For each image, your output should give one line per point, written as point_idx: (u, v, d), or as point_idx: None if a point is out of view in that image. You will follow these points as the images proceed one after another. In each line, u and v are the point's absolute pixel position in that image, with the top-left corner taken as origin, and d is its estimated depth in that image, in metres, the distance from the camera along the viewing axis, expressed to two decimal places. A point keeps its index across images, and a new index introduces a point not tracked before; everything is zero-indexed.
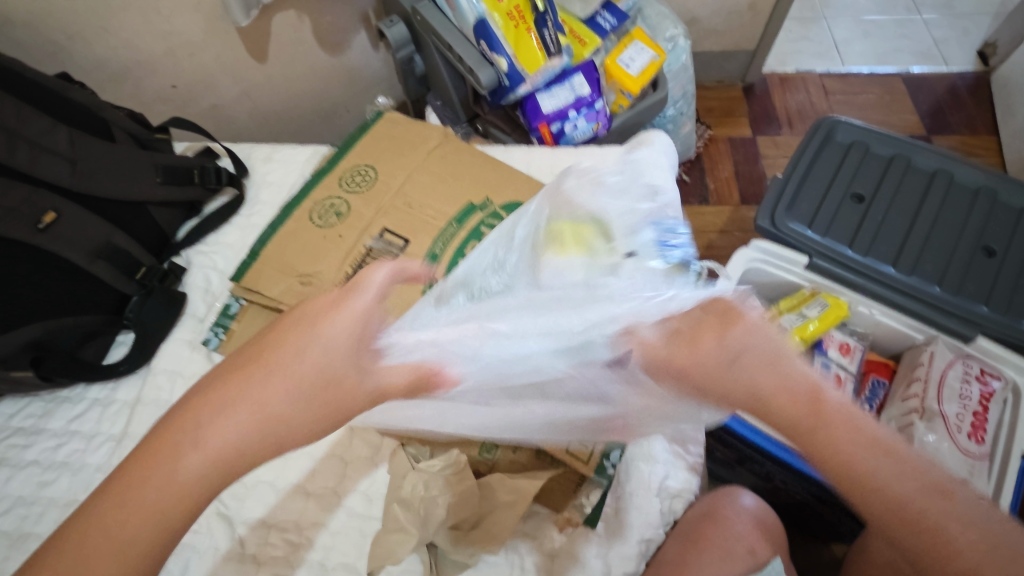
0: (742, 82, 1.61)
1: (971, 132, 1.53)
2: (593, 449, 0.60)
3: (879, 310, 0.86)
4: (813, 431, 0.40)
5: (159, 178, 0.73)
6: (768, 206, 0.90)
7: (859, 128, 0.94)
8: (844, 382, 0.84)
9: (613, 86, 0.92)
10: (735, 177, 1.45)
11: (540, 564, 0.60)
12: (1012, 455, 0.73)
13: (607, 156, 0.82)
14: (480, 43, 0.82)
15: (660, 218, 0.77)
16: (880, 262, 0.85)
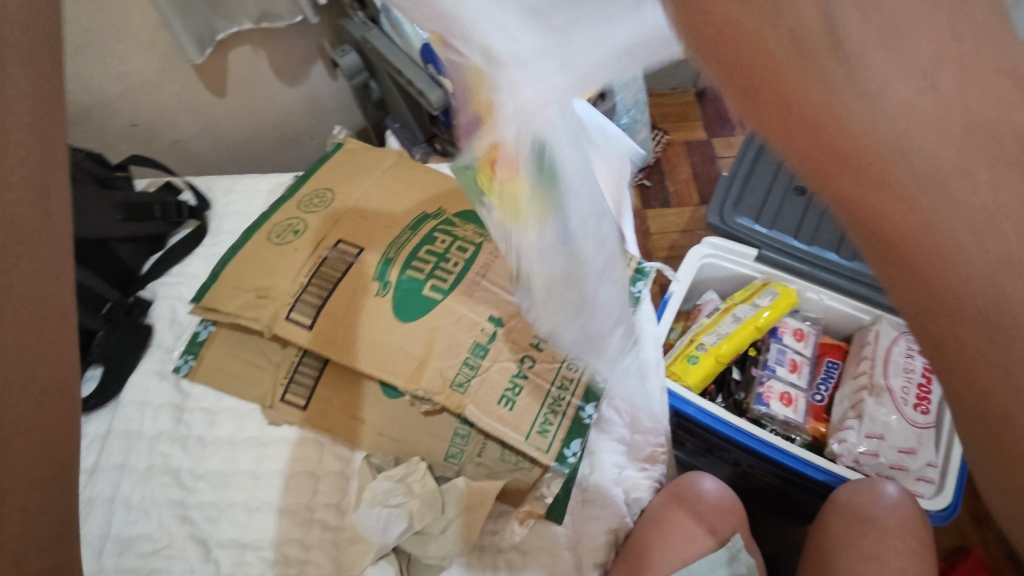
0: (695, 87, 1.68)
1: None
2: (553, 438, 0.62)
3: (828, 295, 0.90)
4: (856, 138, 0.20)
5: (120, 215, 0.75)
6: (717, 204, 0.95)
7: None
8: (800, 366, 0.88)
9: None
10: (693, 178, 1.52)
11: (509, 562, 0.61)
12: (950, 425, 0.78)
13: None
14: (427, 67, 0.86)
15: None
16: (825, 249, 0.89)
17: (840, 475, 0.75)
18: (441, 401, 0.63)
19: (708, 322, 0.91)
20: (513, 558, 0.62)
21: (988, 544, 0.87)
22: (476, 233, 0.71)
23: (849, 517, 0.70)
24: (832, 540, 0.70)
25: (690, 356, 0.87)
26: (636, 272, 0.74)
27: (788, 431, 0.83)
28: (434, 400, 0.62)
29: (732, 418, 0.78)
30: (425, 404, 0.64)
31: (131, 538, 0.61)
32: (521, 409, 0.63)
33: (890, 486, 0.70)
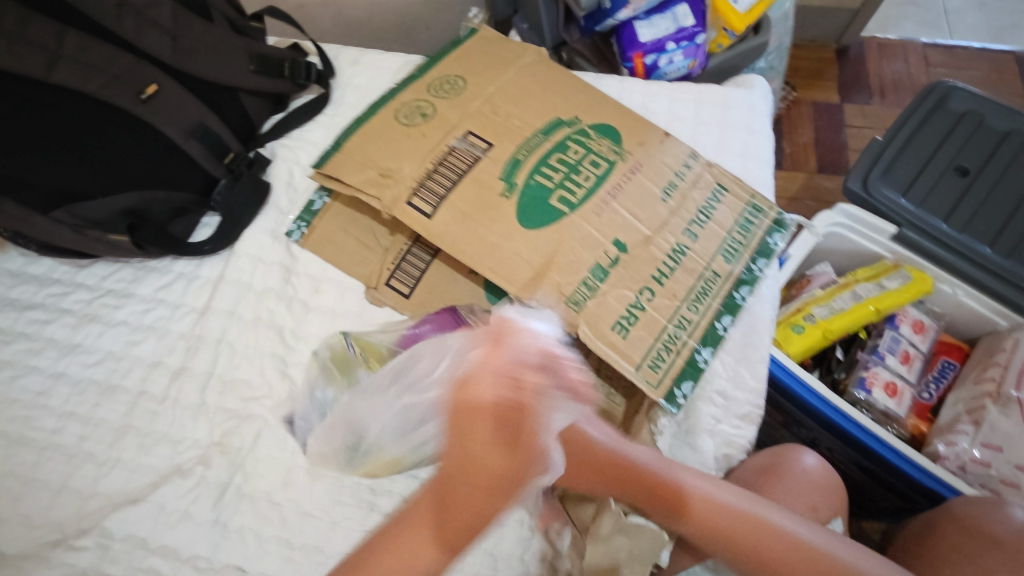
0: (836, 44, 1.52)
1: None
2: (664, 376, 0.58)
3: (964, 291, 0.82)
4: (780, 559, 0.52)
5: (252, 67, 0.73)
6: (862, 169, 0.86)
7: (977, 97, 0.87)
8: (911, 359, 0.82)
9: (716, 23, 0.85)
10: (814, 143, 1.39)
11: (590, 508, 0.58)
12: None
13: (703, 93, 0.78)
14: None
15: (750, 165, 0.74)
16: (975, 240, 0.81)
17: (960, 491, 0.68)
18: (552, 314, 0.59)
19: (822, 293, 0.85)
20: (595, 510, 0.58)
21: None
22: (610, 150, 0.68)
23: (955, 526, 0.63)
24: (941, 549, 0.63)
25: (795, 325, 0.82)
26: (775, 224, 0.68)
27: (885, 420, 0.79)
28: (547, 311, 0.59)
29: (840, 404, 0.74)
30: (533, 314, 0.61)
31: (232, 381, 0.63)
32: (634, 340, 0.59)
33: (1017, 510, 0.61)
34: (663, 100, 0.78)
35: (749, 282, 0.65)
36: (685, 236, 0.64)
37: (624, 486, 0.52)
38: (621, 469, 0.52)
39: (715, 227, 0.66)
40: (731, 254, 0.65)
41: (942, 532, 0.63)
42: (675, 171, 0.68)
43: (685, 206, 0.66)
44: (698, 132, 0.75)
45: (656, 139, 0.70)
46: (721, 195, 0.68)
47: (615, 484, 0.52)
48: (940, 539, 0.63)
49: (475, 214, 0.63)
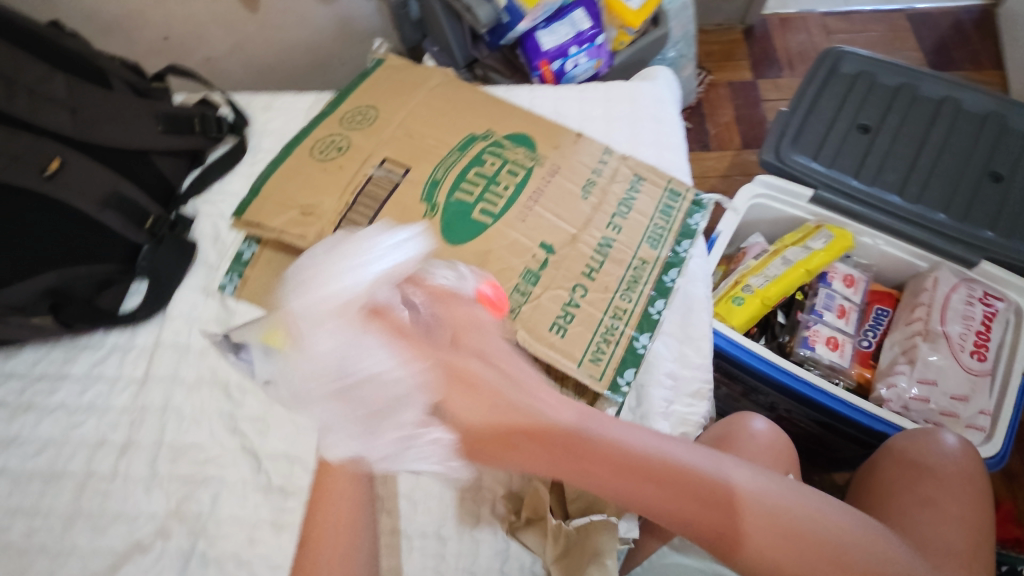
0: (741, 24, 1.59)
1: (976, 67, 1.50)
2: (606, 366, 0.60)
3: (884, 241, 0.86)
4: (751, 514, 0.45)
5: (160, 127, 0.73)
6: (773, 139, 0.90)
7: (865, 58, 0.93)
8: (848, 311, 0.86)
9: (614, 21, 0.88)
10: (736, 121, 1.46)
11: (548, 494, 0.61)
12: (1013, 389, 0.73)
13: (610, 91, 0.81)
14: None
15: (664, 152, 0.77)
16: (885, 191, 0.85)
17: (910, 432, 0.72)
18: None
19: (755, 263, 0.89)
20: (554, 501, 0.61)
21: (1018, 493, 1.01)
22: (526, 157, 0.70)
23: (893, 461, 0.68)
24: (881, 483, 0.69)
25: (735, 297, 0.85)
26: (693, 203, 0.72)
27: (832, 374, 0.82)
28: None
29: (783, 363, 0.77)
30: None
31: (183, 446, 0.62)
32: (573, 337, 0.61)
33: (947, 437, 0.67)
34: (573, 102, 0.80)
35: (677, 264, 0.68)
36: (609, 229, 0.67)
37: (675, 493, 0.43)
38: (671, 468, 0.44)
39: (638, 216, 0.68)
40: (656, 239, 0.68)
41: (881, 467, 0.69)
42: (592, 168, 0.71)
43: (606, 201, 0.69)
44: (611, 129, 0.78)
45: (570, 141, 0.72)
46: (639, 186, 0.71)
47: (644, 482, 0.44)
48: (879, 474, 0.69)
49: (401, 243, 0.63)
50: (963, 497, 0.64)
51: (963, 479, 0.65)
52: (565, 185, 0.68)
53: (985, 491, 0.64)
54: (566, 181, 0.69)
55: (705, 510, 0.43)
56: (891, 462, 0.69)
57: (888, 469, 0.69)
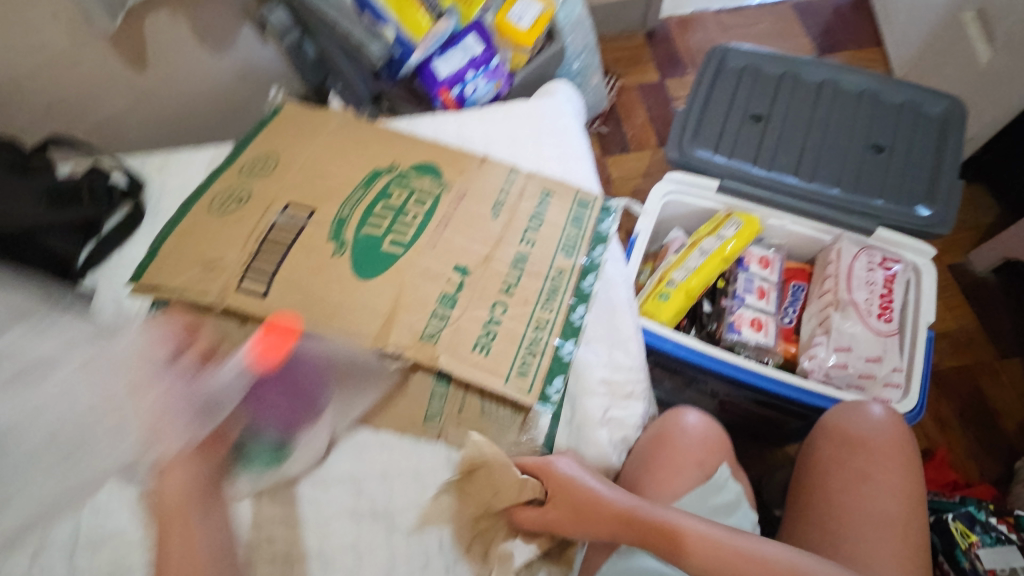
0: (643, 29, 1.66)
1: (859, 46, 1.60)
2: (534, 378, 0.60)
3: (790, 220, 0.91)
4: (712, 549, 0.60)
5: (44, 204, 0.70)
6: (676, 136, 0.93)
7: (748, 53, 0.98)
8: (768, 292, 0.90)
9: (507, 44, 0.90)
10: (650, 122, 1.51)
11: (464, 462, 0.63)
12: (920, 344, 0.78)
13: (512, 110, 0.83)
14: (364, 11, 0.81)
15: (570, 163, 0.79)
16: (783, 173, 0.90)
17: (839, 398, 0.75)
18: (411, 356, 0.59)
19: (675, 258, 0.92)
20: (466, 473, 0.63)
21: (949, 438, 1.08)
22: (433, 185, 0.70)
23: (830, 438, 0.71)
24: (821, 460, 0.71)
25: (661, 293, 0.88)
26: (602, 210, 0.74)
27: (760, 354, 0.85)
28: (405, 355, 0.59)
29: (713, 351, 0.80)
30: (395, 360, 0.60)
31: (104, 535, 0.59)
32: (497, 355, 0.61)
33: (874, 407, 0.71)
34: (476, 126, 0.81)
35: (593, 271, 0.69)
36: (523, 244, 0.67)
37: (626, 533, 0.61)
38: (624, 515, 0.61)
39: (550, 229, 0.69)
40: (571, 248, 0.69)
41: (821, 445, 0.72)
42: (499, 188, 0.72)
43: (516, 218, 0.69)
44: (516, 147, 0.79)
45: (475, 165, 0.73)
46: (548, 200, 0.72)
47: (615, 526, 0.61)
48: (820, 454, 0.71)
49: (306, 272, 0.62)
50: (895, 461, 0.68)
51: (893, 446, 0.69)
52: (473, 208, 0.69)
53: (912, 450, 0.69)
54: (474, 203, 0.69)
55: (657, 542, 0.60)
56: (828, 440, 0.71)
57: (828, 447, 0.71)
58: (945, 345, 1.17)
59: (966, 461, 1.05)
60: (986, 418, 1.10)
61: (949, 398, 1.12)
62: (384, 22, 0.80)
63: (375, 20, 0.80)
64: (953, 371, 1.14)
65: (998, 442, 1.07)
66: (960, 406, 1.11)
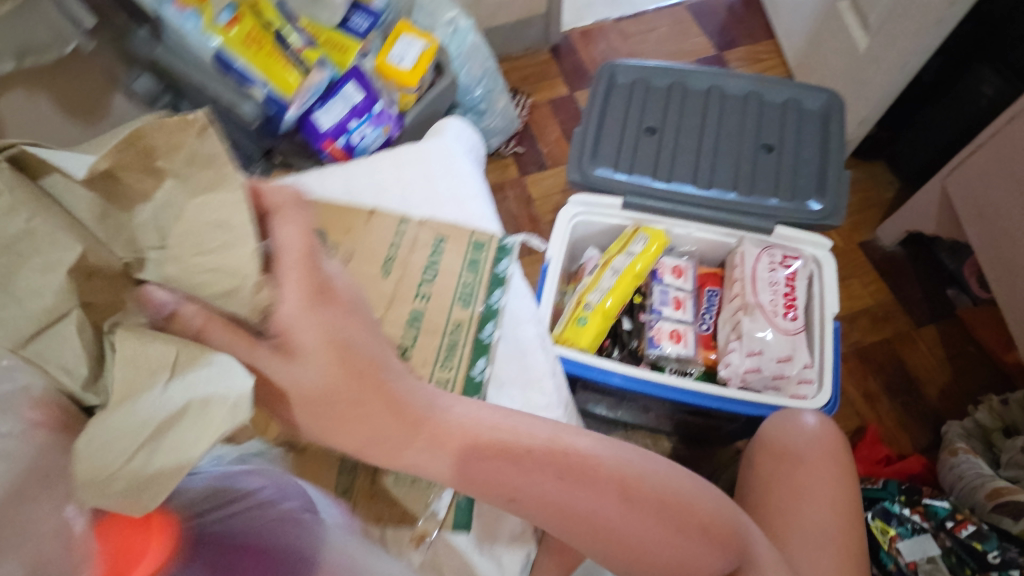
0: (547, 44, 1.67)
1: (753, 40, 1.66)
2: (455, 370, 0.62)
3: (696, 228, 0.92)
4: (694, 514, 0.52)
5: None
6: (575, 159, 0.93)
7: (635, 67, 0.98)
8: (683, 301, 0.90)
9: (392, 85, 0.88)
10: (563, 137, 1.52)
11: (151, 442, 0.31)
12: (828, 336, 0.81)
13: (399, 155, 0.80)
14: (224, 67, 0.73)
15: (464, 204, 0.77)
16: (681, 184, 0.91)
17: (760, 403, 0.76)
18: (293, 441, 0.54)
19: (590, 279, 0.91)
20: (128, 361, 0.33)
21: (879, 412, 1.11)
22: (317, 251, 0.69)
23: (770, 454, 0.73)
24: (769, 476, 0.72)
25: (579, 318, 0.87)
26: (499, 249, 0.72)
27: (683, 366, 0.86)
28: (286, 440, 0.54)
29: (633, 372, 0.80)
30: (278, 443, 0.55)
31: None
32: (417, 352, 0.63)
33: (808, 418, 0.73)
34: (363, 176, 0.79)
35: (493, 316, 0.67)
36: (418, 299, 0.66)
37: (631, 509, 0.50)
38: (707, 521, 0.52)
39: (445, 279, 0.68)
40: (468, 295, 0.67)
41: (760, 465, 0.73)
42: (391, 242, 0.70)
43: (409, 272, 0.68)
44: (407, 195, 0.77)
45: (363, 221, 0.72)
46: (442, 247, 0.71)
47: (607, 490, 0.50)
48: (765, 472, 0.73)
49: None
50: (830, 472, 0.71)
51: (828, 456, 0.72)
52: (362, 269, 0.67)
53: (842, 457, 0.73)
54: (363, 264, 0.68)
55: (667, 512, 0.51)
56: (767, 457, 0.73)
57: (767, 470, 0.72)
58: (865, 321, 1.21)
59: (895, 432, 1.09)
60: (911, 387, 1.14)
61: (874, 373, 1.16)
62: (250, 81, 0.74)
63: (241, 81, 0.74)
64: (875, 346, 1.19)
65: (922, 409, 1.12)
66: (885, 379, 1.15)
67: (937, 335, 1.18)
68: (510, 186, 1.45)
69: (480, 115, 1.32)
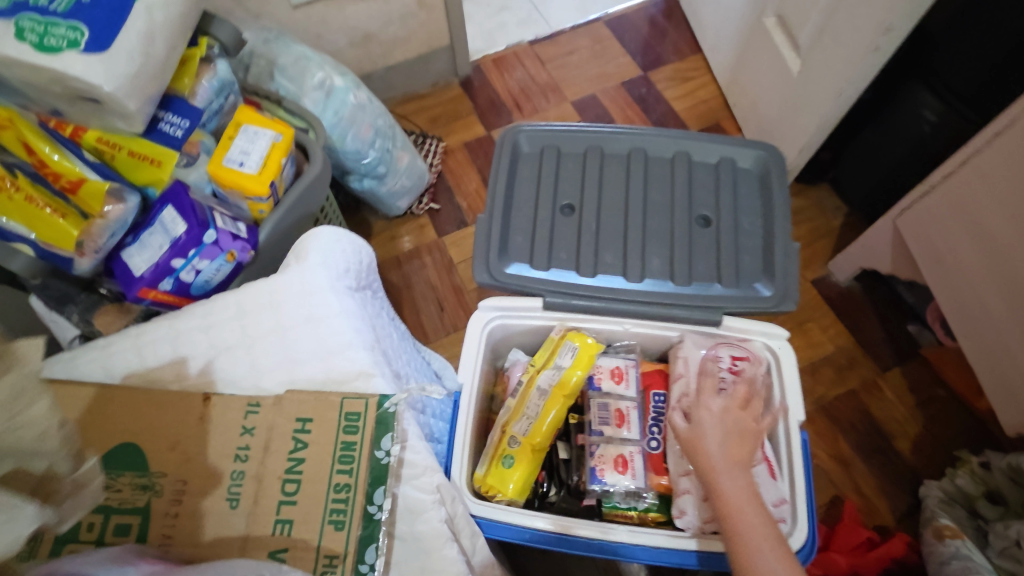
0: (457, 77, 1.48)
1: (679, 57, 1.53)
2: (348, 536, 0.51)
3: (632, 323, 0.77)
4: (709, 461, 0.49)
5: None
6: (480, 255, 0.76)
7: (542, 131, 0.83)
8: (626, 414, 0.75)
9: (235, 194, 0.69)
10: (483, 185, 1.35)
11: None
12: (797, 454, 0.68)
13: (247, 303, 0.61)
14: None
15: (334, 358, 0.60)
16: (610, 276, 0.76)
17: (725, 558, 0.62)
18: None
19: (514, 403, 0.75)
20: None
21: (853, 478, 1.02)
22: (138, 484, 0.52)
23: (747, 498, 0.56)
24: (732, 502, 0.56)
25: (504, 457, 0.71)
26: (378, 424, 0.55)
27: (630, 499, 0.72)
28: None
29: (571, 530, 0.66)
30: None
31: None
32: (301, 524, 0.52)
33: None
34: (200, 334, 0.60)
35: (374, 534, 0.52)
36: (277, 527, 0.51)
37: None
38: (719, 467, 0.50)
39: (311, 488, 0.53)
40: (341, 510, 0.52)
41: (751, 518, 0.55)
42: (237, 447, 0.54)
43: (263, 491, 0.53)
44: (258, 353, 0.60)
45: (198, 421, 0.55)
46: (304, 437, 0.54)
47: None
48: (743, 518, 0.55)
49: None
50: None
51: None
52: (204, 494, 0.53)
53: None
54: (205, 486, 0.53)
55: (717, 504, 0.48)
56: (778, 550, 0.53)
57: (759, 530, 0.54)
58: (828, 372, 1.11)
59: (873, 500, 1.00)
60: (883, 444, 1.05)
61: (844, 433, 1.06)
62: (15, 236, 0.58)
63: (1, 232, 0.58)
64: (840, 400, 1.09)
65: (897, 468, 1.03)
66: (856, 437, 1.06)
67: (902, 379, 1.09)
68: (428, 250, 1.27)
69: (380, 179, 1.12)
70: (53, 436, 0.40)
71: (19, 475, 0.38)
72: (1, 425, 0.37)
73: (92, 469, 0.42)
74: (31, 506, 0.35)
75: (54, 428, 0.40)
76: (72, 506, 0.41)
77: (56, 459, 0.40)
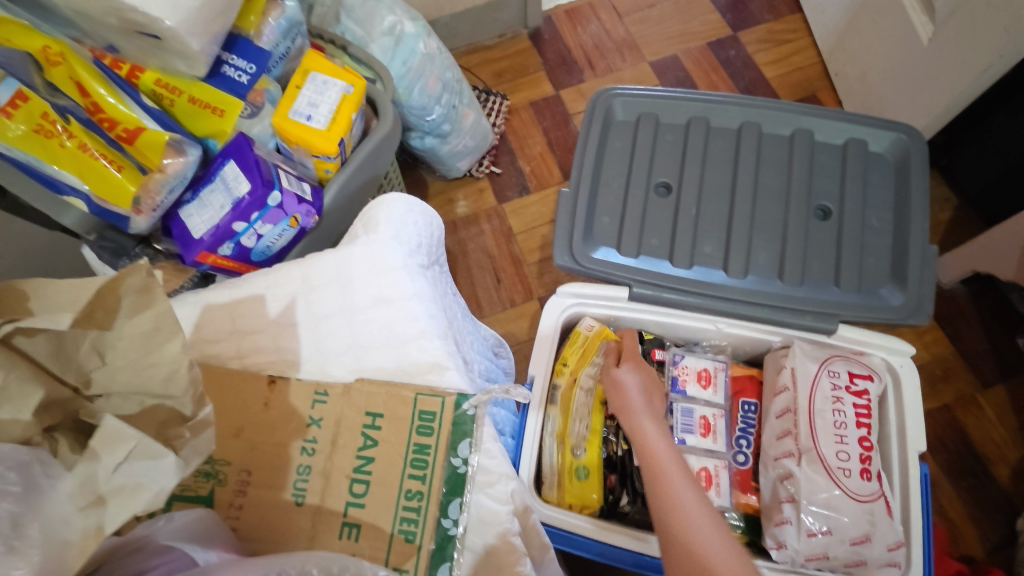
0: (525, 29, 1.36)
1: (775, 16, 1.36)
2: (420, 551, 0.46)
3: (726, 323, 0.68)
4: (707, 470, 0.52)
5: None
6: (564, 235, 0.68)
7: (639, 96, 0.73)
8: (713, 424, 0.67)
9: (300, 152, 0.62)
10: (549, 149, 1.24)
11: (65, 485, 0.30)
12: (914, 492, 0.59)
13: (312, 276, 0.55)
14: (23, 173, 0.51)
15: (406, 345, 0.53)
16: (709, 269, 0.67)
17: None
18: None
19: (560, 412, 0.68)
20: (71, 354, 0.33)
21: (940, 500, 0.93)
22: (201, 471, 0.48)
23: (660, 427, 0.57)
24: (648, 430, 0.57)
25: (576, 471, 0.65)
26: (454, 428, 0.49)
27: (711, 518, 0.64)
28: None
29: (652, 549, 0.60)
30: None
31: None
32: (371, 531, 0.47)
33: None
34: (262, 310, 0.55)
35: (448, 551, 0.47)
36: (345, 532, 0.47)
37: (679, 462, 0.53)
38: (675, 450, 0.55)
39: (381, 491, 0.48)
40: (413, 519, 0.47)
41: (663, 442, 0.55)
42: (304, 439, 0.49)
43: (331, 490, 0.48)
44: (325, 335, 0.54)
45: (263, 408, 0.50)
46: (375, 434, 0.49)
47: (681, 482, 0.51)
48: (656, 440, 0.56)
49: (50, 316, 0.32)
50: None
51: None
52: (269, 487, 0.48)
53: None
54: (271, 478, 0.48)
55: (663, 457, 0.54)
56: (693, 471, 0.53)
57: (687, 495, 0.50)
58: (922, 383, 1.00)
59: (960, 527, 0.92)
60: (978, 466, 0.95)
61: (936, 450, 0.96)
62: (65, 190, 0.52)
63: (50, 185, 0.52)
64: (933, 414, 0.98)
65: (990, 495, 0.93)
66: (948, 456, 0.96)
67: (1007, 397, 0.98)
68: (486, 217, 1.19)
69: (443, 138, 1.04)
70: (179, 378, 0.33)
71: (153, 411, 0.34)
72: (136, 361, 0.33)
73: (210, 414, 0.35)
74: (171, 454, 0.31)
75: (183, 369, 0.33)
76: (194, 451, 0.34)
77: (178, 400, 0.34)
